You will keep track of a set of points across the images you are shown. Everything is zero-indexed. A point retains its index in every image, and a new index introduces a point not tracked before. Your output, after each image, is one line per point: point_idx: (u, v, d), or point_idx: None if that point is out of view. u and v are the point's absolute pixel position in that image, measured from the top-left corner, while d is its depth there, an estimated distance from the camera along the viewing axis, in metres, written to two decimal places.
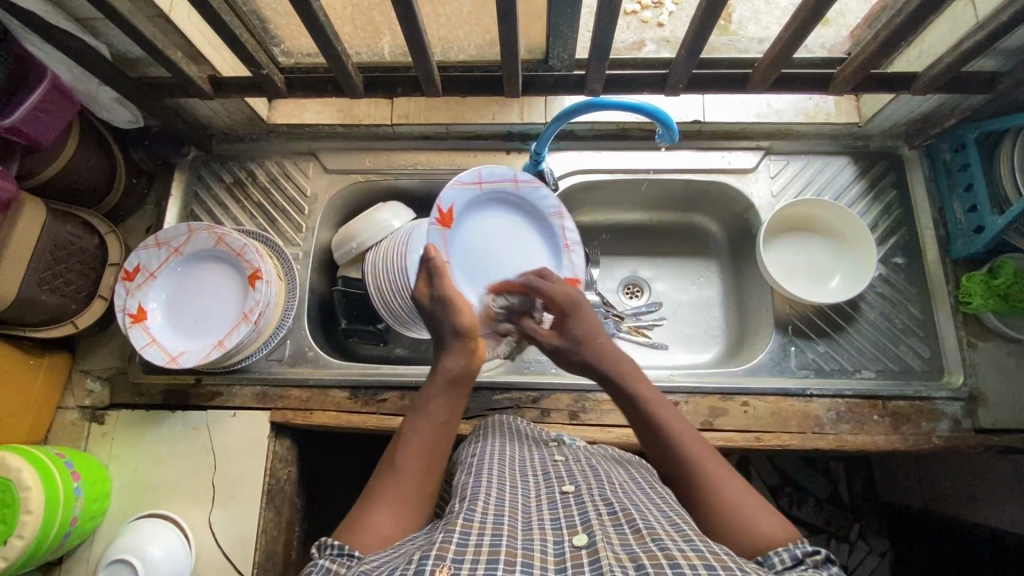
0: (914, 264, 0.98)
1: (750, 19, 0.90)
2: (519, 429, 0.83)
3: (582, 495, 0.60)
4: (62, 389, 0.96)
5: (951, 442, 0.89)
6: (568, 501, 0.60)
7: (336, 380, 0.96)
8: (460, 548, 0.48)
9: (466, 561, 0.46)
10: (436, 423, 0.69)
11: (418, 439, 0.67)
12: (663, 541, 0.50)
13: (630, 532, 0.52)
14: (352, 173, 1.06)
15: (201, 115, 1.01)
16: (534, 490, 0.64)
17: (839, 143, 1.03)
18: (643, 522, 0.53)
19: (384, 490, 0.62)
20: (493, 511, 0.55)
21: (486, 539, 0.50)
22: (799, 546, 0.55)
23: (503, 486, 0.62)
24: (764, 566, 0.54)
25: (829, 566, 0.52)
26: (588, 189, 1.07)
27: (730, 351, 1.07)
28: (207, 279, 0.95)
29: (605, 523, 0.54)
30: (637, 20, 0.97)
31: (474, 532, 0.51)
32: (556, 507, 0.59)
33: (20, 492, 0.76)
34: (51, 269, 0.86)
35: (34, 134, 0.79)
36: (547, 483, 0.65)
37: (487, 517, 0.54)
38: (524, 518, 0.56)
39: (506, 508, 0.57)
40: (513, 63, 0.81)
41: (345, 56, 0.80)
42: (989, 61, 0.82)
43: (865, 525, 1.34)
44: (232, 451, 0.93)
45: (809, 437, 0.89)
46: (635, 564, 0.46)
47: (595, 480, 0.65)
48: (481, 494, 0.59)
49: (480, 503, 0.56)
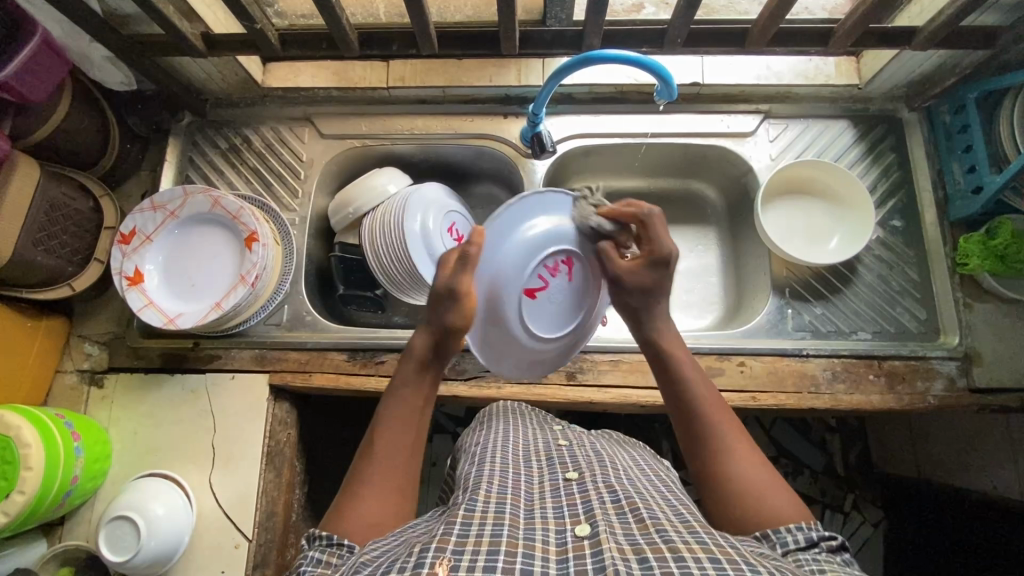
0: (911, 227, 0.98)
1: None
2: (521, 414, 0.85)
3: (585, 483, 0.61)
4: (61, 353, 0.97)
5: (946, 401, 0.89)
6: (571, 489, 0.60)
7: (333, 343, 0.96)
8: (460, 539, 0.48)
9: (466, 552, 0.46)
10: (412, 409, 0.68)
11: (398, 425, 0.66)
12: (667, 533, 0.50)
13: (634, 522, 0.52)
14: (348, 138, 1.05)
15: (195, 78, 1.00)
16: (537, 476, 0.65)
17: (839, 106, 1.02)
18: (647, 513, 0.54)
19: (365, 482, 0.62)
20: (495, 499, 0.57)
21: (486, 528, 0.50)
22: (816, 530, 0.56)
23: (504, 474, 0.63)
24: (775, 542, 0.55)
25: (844, 553, 0.53)
26: (586, 154, 1.06)
27: (728, 316, 1.08)
28: (180, 253, 0.94)
29: (609, 512, 0.54)
30: None
31: (475, 523, 0.51)
32: (559, 494, 0.59)
33: (20, 448, 0.76)
34: (45, 229, 0.85)
35: (23, 91, 0.78)
36: (551, 469, 0.66)
37: (489, 506, 0.54)
38: (527, 507, 0.57)
39: (508, 495, 0.58)
40: (510, 20, 0.80)
41: (340, 10, 0.79)
42: (990, 15, 0.81)
43: (859, 496, 1.36)
44: (230, 414, 0.93)
45: (805, 397, 0.90)
46: (638, 556, 0.46)
47: (599, 466, 0.66)
48: (483, 483, 0.60)
49: (482, 491, 0.58)
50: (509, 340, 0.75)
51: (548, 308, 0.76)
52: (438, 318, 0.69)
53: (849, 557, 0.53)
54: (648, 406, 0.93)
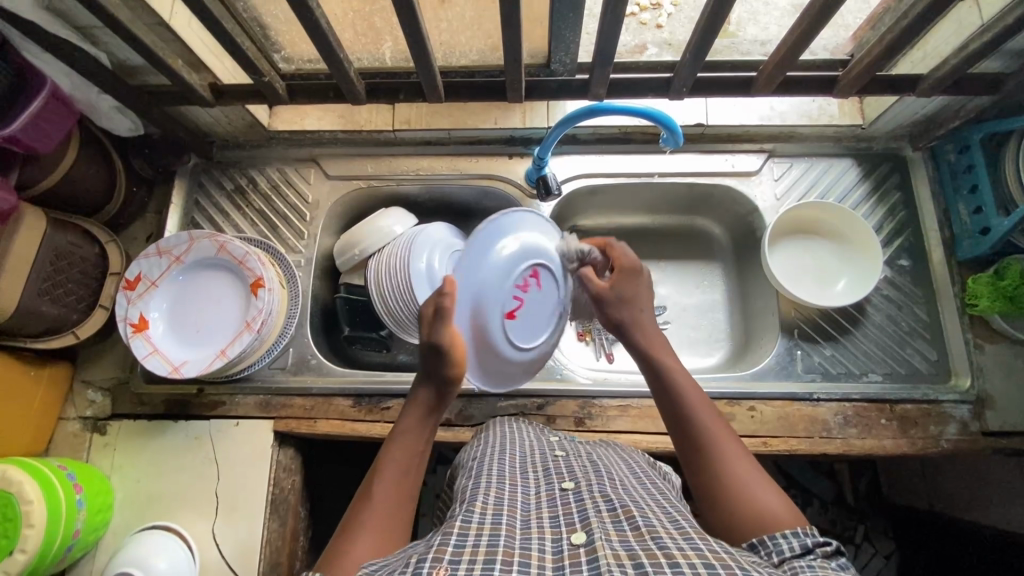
0: (919, 266, 0.98)
1: (750, 20, 0.93)
2: (521, 430, 0.81)
3: (581, 492, 0.59)
4: (64, 401, 0.96)
5: (959, 445, 0.88)
6: (568, 499, 0.58)
7: (340, 389, 0.95)
8: (457, 549, 0.47)
9: (463, 562, 0.46)
10: (412, 450, 0.67)
11: (398, 468, 0.65)
12: (662, 540, 0.48)
13: (629, 529, 0.51)
14: (354, 179, 1.05)
15: (201, 122, 1.00)
16: (534, 487, 0.63)
17: (842, 146, 1.03)
18: (642, 521, 0.52)
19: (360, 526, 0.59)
20: (491, 510, 0.55)
21: (484, 539, 0.49)
22: (809, 535, 0.53)
23: (501, 484, 0.61)
24: (770, 549, 0.52)
25: (839, 559, 0.51)
26: (591, 193, 1.07)
27: (735, 354, 1.07)
28: (192, 293, 0.94)
29: (604, 521, 0.53)
30: (637, 22, 1.01)
31: (473, 534, 0.50)
32: (555, 505, 0.57)
33: (22, 505, 0.76)
34: (51, 280, 0.85)
35: (30, 143, 0.78)
36: (547, 480, 0.64)
37: (485, 517, 0.53)
38: (522, 516, 0.55)
39: (505, 506, 0.56)
40: (516, 69, 0.81)
41: (347, 62, 0.79)
42: (994, 62, 0.81)
43: (870, 526, 1.34)
44: (233, 462, 0.92)
45: (817, 442, 0.89)
46: (634, 563, 0.45)
47: (595, 476, 0.64)
48: (480, 494, 0.58)
49: (479, 503, 0.56)
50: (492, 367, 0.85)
51: (530, 322, 0.86)
52: (437, 369, 0.72)
53: (843, 563, 0.51)
54: (657, 453, 0.91)
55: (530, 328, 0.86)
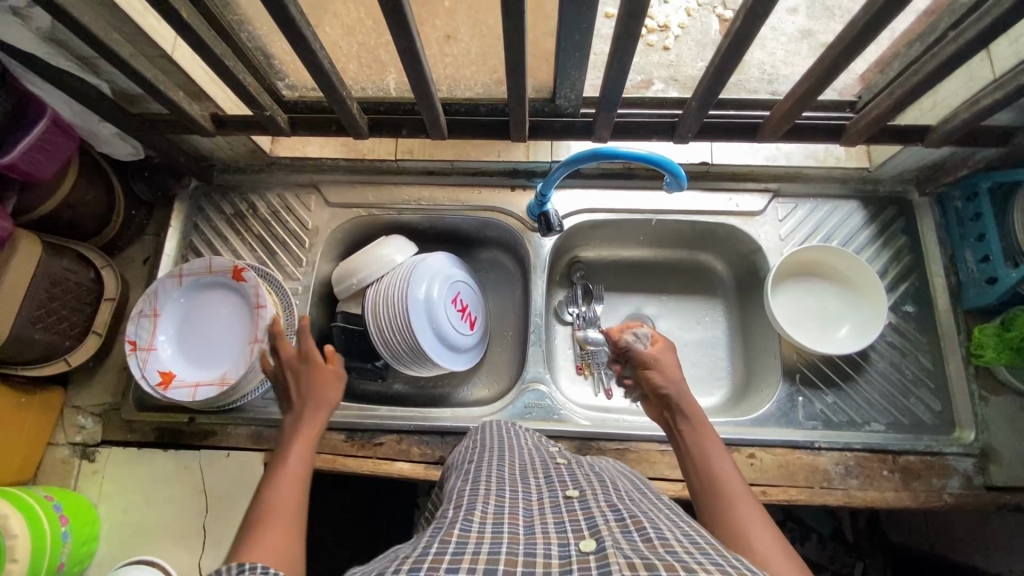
0: (924, 313, 0.96)
1: (757, 46, 0.94)
2: (519, 439, 0.77)
3: (587, 500, 0.56)
4: (54, 425, 0.94)
5: (962, 500, 0.87)
6: (572, 506, 0.55)
7: (333, 422, 0.94)
8: (456, 557, 0.44)
9: (463, 570, 0.42)
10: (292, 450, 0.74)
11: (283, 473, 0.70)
12: (678, 553, 0.45)
13: (641, 539, 0.47)
14: (354, 207, 1.05)
15: (202, 148, 0.99)
16: (535, 494, 0.59)
17: (848, 187, 1.02)
18: (654, 532, 0.48)
19: (267, 519, 0.62)
20: (492, 519, 0.51)
21: (484, 547, 0.46)
22: None
23: (502, 491, 0.58)
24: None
25: None
26: (592, 227, 1.06)
27: (736, 395, 1.05)
28: (196, 314, 0.93)
29: (613, 529, 0.49)
30: (644, 45, 1.01)
31: (473, 542, 0.46)
32: (559, 511, 0.54)
33: (5, 540, 0.74)
34: (45, 307, 0.84)
35: (28, 171, 0.77)
36: (550, 487, 0.61)
37: (486, 526, 0.50)
38: (525, 524, 0.52)
39: (507, 515, 0.53)
40: (519, 108, 0.80)
41: (349, 98, 0.79)
42: (1006, 114, 0.80)
43: (869, 564, 1.28)
44: (223, 494, 0.90)
45: (817, 492, 0.87)
46: (649, 573, 0.41)
47: (600, 485, 0.60)
48: (479, 501, 0.55)
49: (477, 511, 0.52)
50: (431, 363, 0.99)
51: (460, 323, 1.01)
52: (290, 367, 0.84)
53: None
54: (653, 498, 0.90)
55: (458, 329, 1.01)
